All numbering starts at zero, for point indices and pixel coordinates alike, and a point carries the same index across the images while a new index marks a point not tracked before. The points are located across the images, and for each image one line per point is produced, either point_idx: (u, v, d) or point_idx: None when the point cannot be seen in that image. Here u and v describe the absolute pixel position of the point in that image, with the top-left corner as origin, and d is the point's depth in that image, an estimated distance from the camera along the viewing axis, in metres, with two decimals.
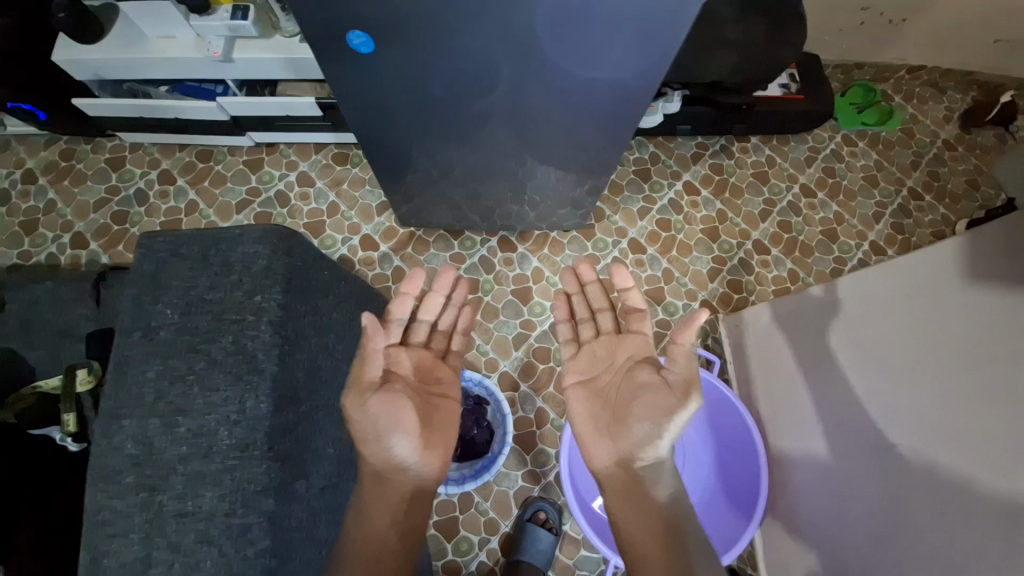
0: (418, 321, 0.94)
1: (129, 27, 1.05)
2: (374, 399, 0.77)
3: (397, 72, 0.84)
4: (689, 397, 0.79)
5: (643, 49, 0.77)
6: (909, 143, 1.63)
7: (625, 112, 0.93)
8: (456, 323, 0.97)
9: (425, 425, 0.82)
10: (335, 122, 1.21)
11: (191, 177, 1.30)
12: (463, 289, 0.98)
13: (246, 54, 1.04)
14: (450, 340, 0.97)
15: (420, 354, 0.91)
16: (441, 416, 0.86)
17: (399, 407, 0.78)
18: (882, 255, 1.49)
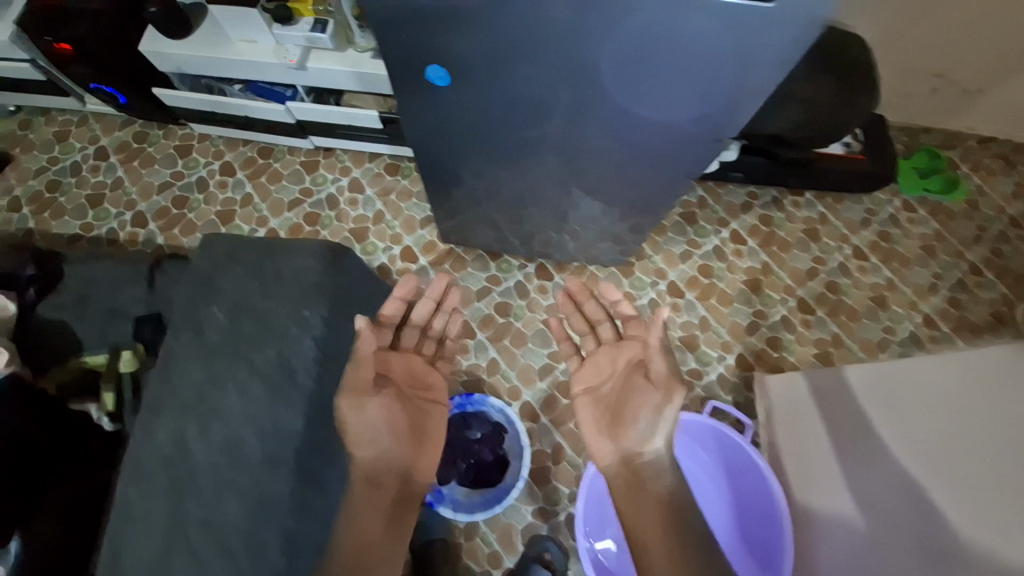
0: (408, 324, 0.85)
1: (214, 28, 1.09)
2: (374, 403, 0.73)
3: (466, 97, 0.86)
4: (673, 393, 0.84)
5: (709, 99, 0.77)
6: (973, 215, 1.55)
7: (676, 154, 0.91)
8: (447, 330, 0.87)
9: (417, 430, 0.80)
10: (392, 135, 1.24)
11: (250, 171, 1.35)
12: (456, 297, 0.87)
13: (319, 65, 1.08)
14: (440, 345, 0.88)
15: (411, 361, 0.84)
16: (431, 423, 0.83)
17: (392, 410, 0.76)
18: (933, 329, 1.42)
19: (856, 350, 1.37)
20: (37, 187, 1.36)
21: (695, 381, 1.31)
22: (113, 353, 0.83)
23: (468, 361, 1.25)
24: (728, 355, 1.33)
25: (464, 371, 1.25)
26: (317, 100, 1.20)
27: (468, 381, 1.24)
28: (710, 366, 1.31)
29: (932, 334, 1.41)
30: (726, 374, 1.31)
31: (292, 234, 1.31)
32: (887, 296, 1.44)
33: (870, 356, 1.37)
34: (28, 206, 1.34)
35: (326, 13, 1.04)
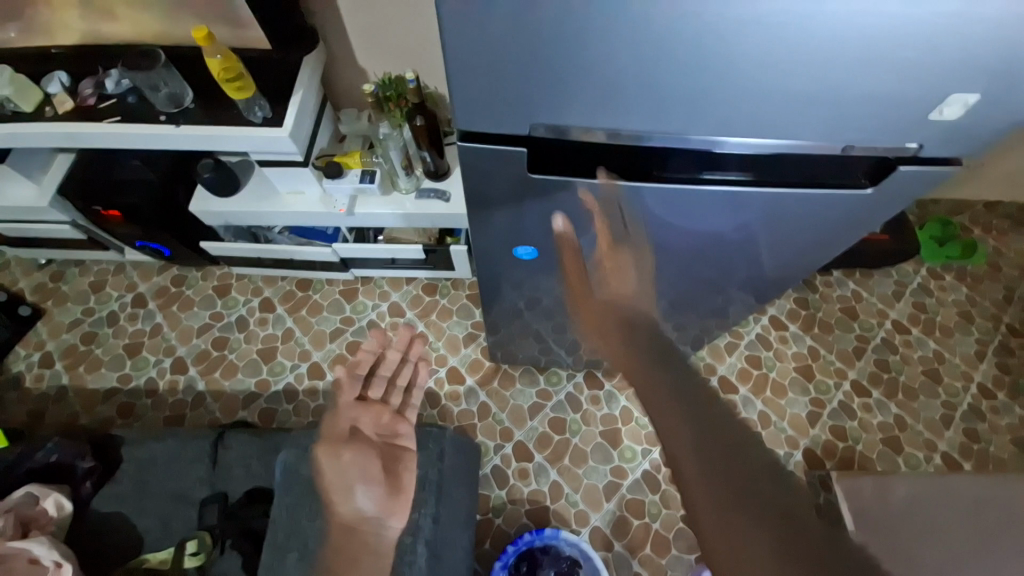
0: (377, 376, 0.91)
1: (264, 183, 1.14)
2: (348, 451, 0.79)
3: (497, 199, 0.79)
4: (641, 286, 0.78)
5: (770, 216, 0.69)
6: (998, 276, 1.56)
7: (723, 261, 0.82)
8: (414, 379, 0.92)
9: (387, 474, 0.80)
10: (433, 262, 1.26)
11: (289, 305, 1.35)
12: (418, 346, 0.95)
13: (367, 210, 1.11)
14: (408, 395, 0.91)
15: (377, 409, 0.88)
16: (402, 470, 0.81)
17: (366, 456, 0.80)
18: (993, 399, 1.39)
19: (923, 432, 1.33)
20: (71, 340, 1.34)
21: None
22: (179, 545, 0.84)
23: (529, 486, 1.19)
24: (796, 452, 1.28)
25: (526, 500, 1.18)
26: (359, 237, 1.23)
27: (532, 510, 1.17)
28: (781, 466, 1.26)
29: (993, 405, 1.38)
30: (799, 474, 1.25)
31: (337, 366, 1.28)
32: (939, 369, 1.41)
33: (938, 436, 1.33)
34: (61, 361, 1.31)
35: (374, 163, 1.10)
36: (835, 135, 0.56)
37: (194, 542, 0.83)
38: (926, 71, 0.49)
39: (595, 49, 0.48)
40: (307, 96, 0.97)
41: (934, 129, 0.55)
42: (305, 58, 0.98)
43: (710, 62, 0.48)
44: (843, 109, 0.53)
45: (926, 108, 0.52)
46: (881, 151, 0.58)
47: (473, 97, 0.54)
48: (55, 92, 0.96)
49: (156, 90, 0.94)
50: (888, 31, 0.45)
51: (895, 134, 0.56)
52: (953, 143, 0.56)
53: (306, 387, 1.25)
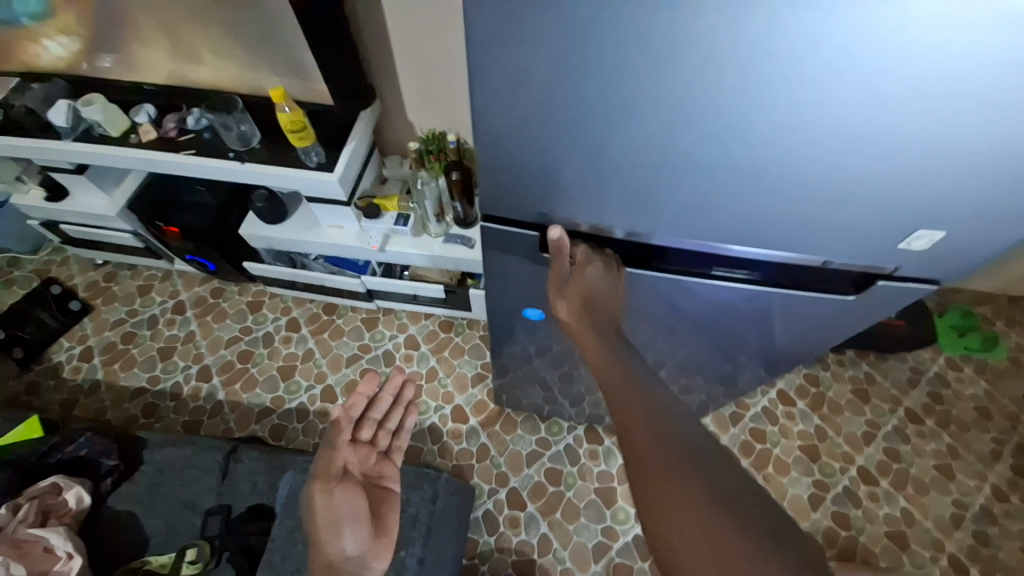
0: (367, 418, 0.95)
1: (308, 214, 1.24)
2: (341, 491, 0.81)
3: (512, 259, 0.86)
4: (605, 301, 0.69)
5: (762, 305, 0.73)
6: (1021, 373, 1.53)
7: (719, 338, 0.86)
8: (402, 423, 0.97)
9: (374, 517, 0.84)
10: (453, 302, 1.33)
11: (313, 327, 1.43)
12: (411, 391, 1.01)
13: (398, 249, 1.19)
14: (396, 438, 0.96)
15: (365, 451, 0.91)
16: (387, 512, 0.87)
17: (358, 498, 0.83)
18: (1010, 504, 1.33)
19: (931, 529, 1.29)
20: (111, 338, 1.44)
21: None
22: (179, 551, 0.87)
23: (520, 536, 1.19)
24: None
25: (514, 548, 1.18)
26: (387, 272, 1.30)
27: (519, 560, 1.17)
28: None
29: (1008, 510, 1.32)
30: None
31: (348, 391, 1.33)
32: (953, 465, 1.37)
33: (948, 537, 1.28)
34: (99, 356, 1.41)
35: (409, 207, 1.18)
36: (815, 251, 0.62)
37: (194, 550, 0.87)
38: (894, 217, 0.55)
39: (601, 169, 0.55)
40: (358, 145, 1.07)
41: (907, 255, 0.60)
42: (361, 113, 1.09)
43: (702, 188, 0.55)
44: (822, 233, 0.59)
45: (896, 239, 0.58)
46: (859, 267, 0.64)
47: (496, 189, 0.62)
48: (141, 122, 1.09)
49: (229, 131, 1.06)
50: (858, 184, 0.51)
51: (872, 256, 0.61)
52: (925, 267, 0.62)
53: (317, 408, 1.31)
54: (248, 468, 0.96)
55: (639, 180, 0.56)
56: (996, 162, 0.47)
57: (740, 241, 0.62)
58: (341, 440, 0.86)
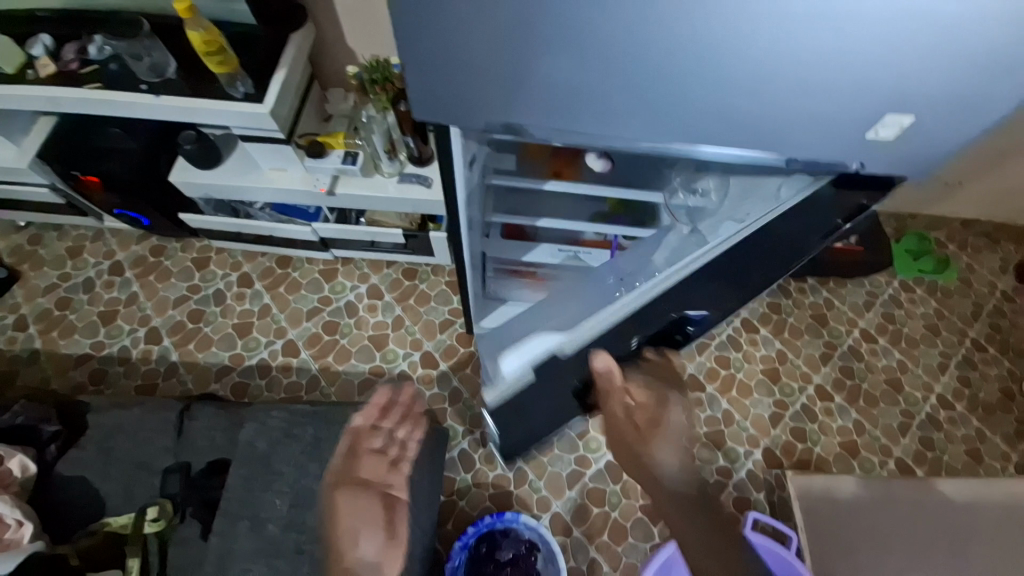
0: (375, 428, 0.91)
1: (246, 158, 1.14)
2: (360, 500, 0.82)
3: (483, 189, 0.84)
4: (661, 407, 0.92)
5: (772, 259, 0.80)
6: (968, 292, 1.60)
7: None
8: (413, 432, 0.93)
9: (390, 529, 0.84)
10: (414, 247, 1.27)
11: (268, 281, 1.35)
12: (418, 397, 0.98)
13: (349, 191, 1.11)
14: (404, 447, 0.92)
15: (375, 460, 0.88)
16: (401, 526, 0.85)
17: (375, 511, 0.83)
18: (951, 410, 1.43)
19: (880, 437, 1.38)
20: (45, 305, 1.33)
21: (726, 480, 1.30)
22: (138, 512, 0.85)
23: (495, 471, 1.22)
24: (755, 451, 1.33)
25: (491, 484, 1.21)
26: (341, 218, 1.22)
27: (496, 494, 1.20)
28: (740, 464, 1.31)
29: (950, 416, 1.42)
30: (757, 470, 1.30)
31: (311, 344, 1.29)
32: (901, 379, 1.46)
33: (894, 443, 1.38)
34: (35, 324, 1.31)
35: (357, 145, 1.08)
36: (781, 149, 0.58)
37: (155, 508, 0.85)
38: (864, 99, 0.51)
39: (554, 68, 0.48)
40: (292, 74, 0.97)
41: (874, 149, 0.58)
42: (294, 36, 0.99)
43: (671, 85, 0.50)
44: (790, 129, 0.55)
45: (862, 129, 0.55)
46: (827, 166, 0.61)
47: (441, 104, 0.53)
48: (38, 54, 0.94)
49: (138, 61, 0.94)
50: (829, 58, 0.47)
51: (838, 151, 0.58)
52: (893, 163, 0.60)
53: (279, 363, 1.26)
54: (205, 424, 0.94)
55: (597, 76, 0.49)
56: (967, 29, 0.45)
57: (709, 145, 0.58)
58: (358, 448, 0.87)
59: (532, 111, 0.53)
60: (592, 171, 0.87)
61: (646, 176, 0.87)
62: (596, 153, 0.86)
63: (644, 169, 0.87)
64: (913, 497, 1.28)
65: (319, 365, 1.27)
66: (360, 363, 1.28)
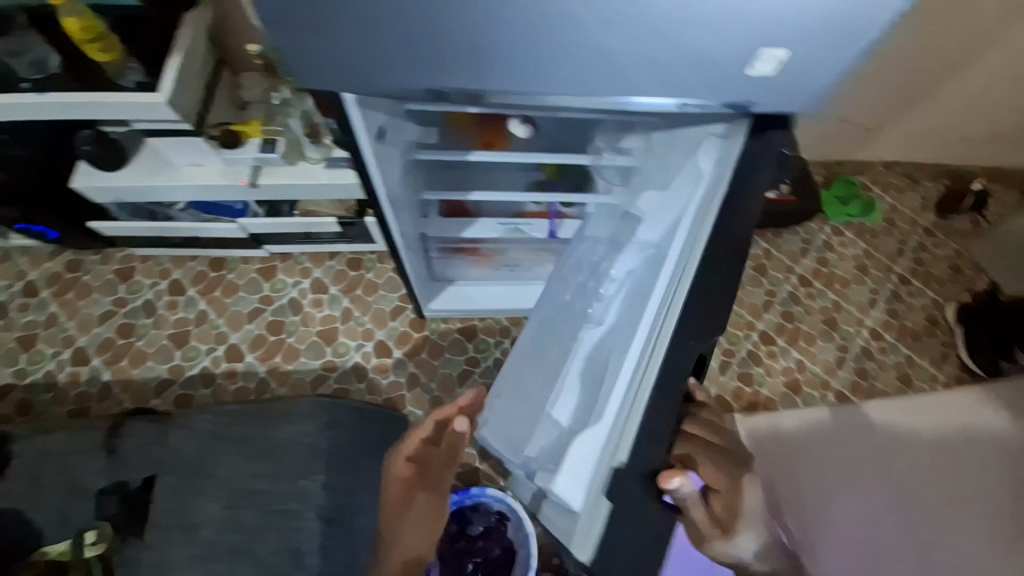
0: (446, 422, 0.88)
1: (154, 155, 1.06)
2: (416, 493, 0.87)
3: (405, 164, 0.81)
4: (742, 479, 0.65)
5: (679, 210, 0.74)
6: (892, 230, 1.71)
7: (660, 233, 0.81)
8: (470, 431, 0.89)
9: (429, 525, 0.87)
10: (352, 235, 1.24)
11: (201, 287, 1.29)
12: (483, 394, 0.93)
13: (272, 182, 1.05)
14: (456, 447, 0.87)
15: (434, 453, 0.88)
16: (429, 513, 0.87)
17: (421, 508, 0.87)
18: (882, 341, 1.54)
19: (820, 373, 1.47)
20: None
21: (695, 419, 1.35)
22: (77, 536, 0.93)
23: None
24: None
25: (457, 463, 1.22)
26: (270, 211, 1.16)
27: (462, 472, 1.21)
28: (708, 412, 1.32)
29: (881, 346, 1.53)
30: None
31: (256, 347, 1.25)
32: (836, 317, 1.55)
33: (833, 377, 1.47)
34: None
35: (276, 132, 1.02)
36: (666, 92, 0.60)
37: (93, 532, 0.93)
38: (728, 35, 0.53)
39: (432, 18, 0.50)
40: (190, 61, 0.91)
41: (759, 87, 0.59)
42: (186, 17, 0.92)
43: (536, 21, 0.51)
44: (670, 70, 0.57)
45: (741, 66, 0.56)
46: (717, 108, 0.63)
47: (330, 69, 0.56)
48: None
49: (20, 58, 0.86)
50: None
51: (724, 88, 0.59)
52: (780, 100, 0.61)
53: (223, 370, 1.22)
54: (135, 444, 1.01)
55: (470, 25, 0.51)
56: None
57: (600, 93, 0.59)
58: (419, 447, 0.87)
59: (417, 66, 0.55)
60: (517, 138, 0.85)
61: (570, 140, 0.87)
62: (520, 117, 0.83)
63: (567, 134, 0.88)
64: (853, 420, 1.41)
65: (267, 367, 1.23)
66: (309, 361, 1.25)
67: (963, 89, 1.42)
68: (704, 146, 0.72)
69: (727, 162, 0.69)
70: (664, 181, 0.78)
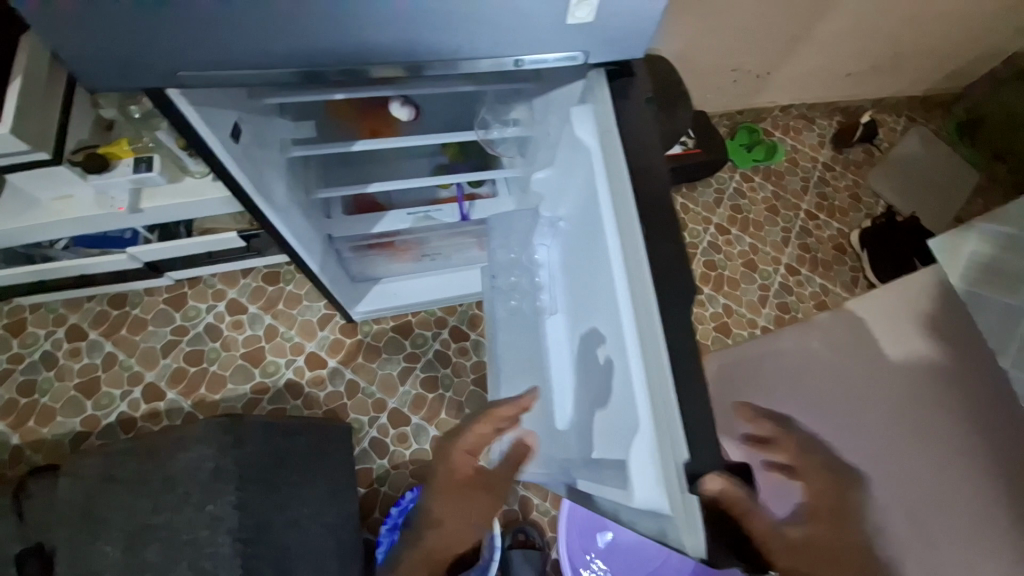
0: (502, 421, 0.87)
1: (15, 193, 0.97)
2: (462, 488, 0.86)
3: (282, 168, 0.79)
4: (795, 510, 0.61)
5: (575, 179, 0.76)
6: (796, 170, 1.82)
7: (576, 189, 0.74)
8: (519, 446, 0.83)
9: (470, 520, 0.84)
10: (259, 248, 1.19)
11: (105, 328, 1.21)
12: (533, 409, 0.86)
13: (156, 204, 0.99)
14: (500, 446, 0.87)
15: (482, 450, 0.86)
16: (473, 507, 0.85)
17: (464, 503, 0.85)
18: (798, 275, 1.65)
19: (746, 312, 1.57)
20: None
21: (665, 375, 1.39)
22: None
23: (411, 448, 1.21)
24: None
25: (410, 461, 1.20)
26: (163, 235, 1.10)
27: (417, 469, 1.19)
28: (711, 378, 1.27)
29: (798, 280, 1.64)
30: None
31: (177, 382, 1.19)
32: (754, 259, 1.65)
33: (758, 314, 1.57)
34: None
35: (147, 149, 0.95)
36: (494, 49, 0.57)
37: None
38: None
39: None
40: (33, 82, 0.81)
41: (583, 34, 0.57)
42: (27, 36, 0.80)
43: None
44: (482, 25, 0.54)
45: (557, 17, 0.54)
46: (554, 65, 0.60)
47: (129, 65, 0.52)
48: None
49: None
50: None
51: (552, 41, 0.57)
52: (612, 49, 0.59)
53: (145, 411, 1.16)
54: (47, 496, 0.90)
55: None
56: None
57: (430, 63, 0.58)
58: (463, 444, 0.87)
59: (216, 45, 0.51)
60: (404, 122, 0.83)
61: (457, 116, 0.85)
62: (399, 99, 0.79)
63: (453, 109, 0.86)
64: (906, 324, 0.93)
65: (192, 400, 1.18)
66: (237, 386, 1.20)
67: (837, 27, 1.50)
68: (576, 116, 0.69)
69: (610, 125, 0.61)
70: (549, 157, 0.82)
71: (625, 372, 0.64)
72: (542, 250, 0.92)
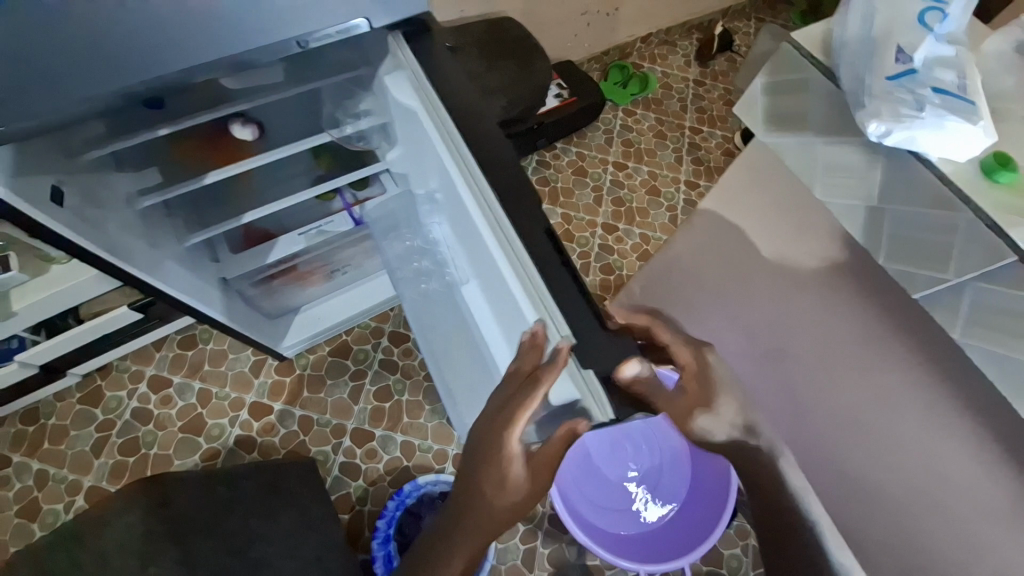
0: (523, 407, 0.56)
1: None
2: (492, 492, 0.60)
3: (139, 228, 0.78)
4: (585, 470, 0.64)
5: (422, 147, 0.76)
6: (671, 92, 1.91)
7: (421, 142, 0.74)
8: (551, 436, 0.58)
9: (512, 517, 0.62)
10: (161, 315, 1.14)
11: (25, 449, 1.13)
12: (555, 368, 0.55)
13: (28, 302, 0.91)
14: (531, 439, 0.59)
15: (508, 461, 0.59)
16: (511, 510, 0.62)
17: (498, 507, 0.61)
18: (698, 187, 1.74)
19: (662, 235, 1.65)
20: None
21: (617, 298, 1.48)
22: None
23: (382, 461, 1.20)
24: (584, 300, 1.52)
25: (385, 473, 1.19)
26: (51, 332, 1.02)
27: (394, 477, 1.19)
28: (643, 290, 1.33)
29: (700, 192, 1.73)
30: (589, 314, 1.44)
31: (119, 476, 1.12)
32: (656, 184, 1.74)
33: (672, 233, 1.66)
34: None
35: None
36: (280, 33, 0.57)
37: None
38: None
39: None
40: None
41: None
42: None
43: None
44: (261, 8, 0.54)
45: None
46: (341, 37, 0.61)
47: None
48: None
49: None
50: None
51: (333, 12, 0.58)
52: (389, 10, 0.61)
53: None
54: None
55: (11, 28, 0.45)
56: None
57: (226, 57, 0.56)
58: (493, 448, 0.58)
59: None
60: (253, 142, 0.82)
61: (306, 121, 0.84)
62: (239, 120, 0.79)
63: (299, 115, 0.85)
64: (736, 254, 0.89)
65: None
66: (185, 460, 1.15)
67: None
68: (394, 83, 0.71)
69: (423, 84, 0.66)
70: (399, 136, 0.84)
71: (512, 302, 0.65)
72: (436, 227, 0.88)
